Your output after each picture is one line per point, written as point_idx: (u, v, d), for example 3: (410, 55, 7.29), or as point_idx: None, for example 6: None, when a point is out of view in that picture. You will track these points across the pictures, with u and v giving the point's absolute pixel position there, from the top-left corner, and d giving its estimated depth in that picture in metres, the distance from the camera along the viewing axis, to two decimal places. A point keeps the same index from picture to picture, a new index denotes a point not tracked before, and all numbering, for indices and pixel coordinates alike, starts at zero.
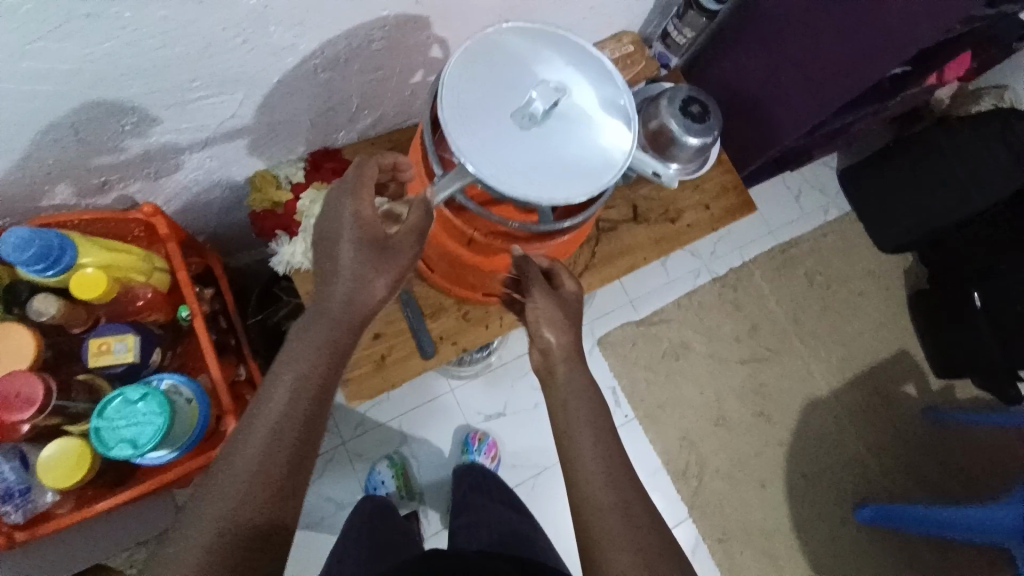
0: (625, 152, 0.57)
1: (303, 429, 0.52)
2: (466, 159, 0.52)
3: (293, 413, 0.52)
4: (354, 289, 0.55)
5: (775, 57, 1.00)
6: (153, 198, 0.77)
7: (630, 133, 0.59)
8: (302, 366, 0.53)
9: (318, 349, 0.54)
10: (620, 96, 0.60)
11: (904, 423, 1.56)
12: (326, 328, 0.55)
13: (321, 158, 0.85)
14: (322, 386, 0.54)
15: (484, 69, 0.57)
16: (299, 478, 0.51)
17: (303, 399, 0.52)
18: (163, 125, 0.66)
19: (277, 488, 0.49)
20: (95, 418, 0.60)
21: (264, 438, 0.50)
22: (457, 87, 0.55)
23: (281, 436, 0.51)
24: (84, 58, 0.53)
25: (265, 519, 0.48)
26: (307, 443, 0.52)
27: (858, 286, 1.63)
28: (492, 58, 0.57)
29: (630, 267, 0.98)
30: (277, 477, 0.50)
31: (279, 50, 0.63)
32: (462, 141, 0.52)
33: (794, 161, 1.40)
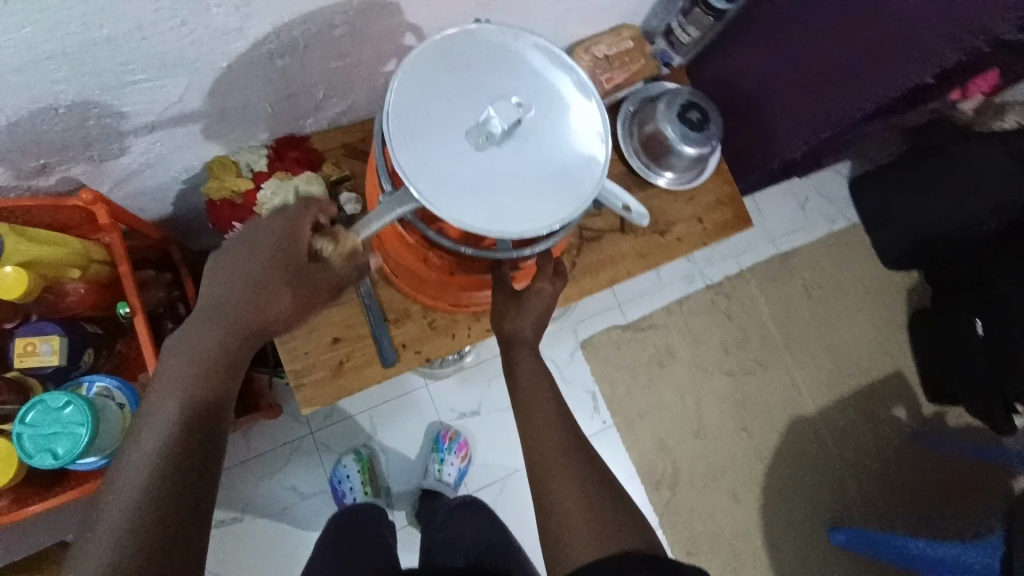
0: (592, 182, 0.52)
1: (187, 455, 0.48)
2: (408, 186, 0.48)
3: (167, 440, 0.47)
4: (285, 310, 0.51)
5: (784, 59, 0.92)
6: (97, 183, 0.71)
7: (599, 159, 0.53)
8: (178, 387, 0.49)
9: (194, 371, 0.49)
10: (596, 116, 0.54)
11: (888, 446, 1.53)
12: (208, 352, 0.50)
13: (285, 147, 0.80)
14: (205, 407, 0.49)
15: (442, 75, 0.51)
16: (192, 507, 0.47)
17: (211, 373, 0.50)
18: (100, 107, 0.60)
19: (162, 521, 0.45)
20: (15, 425, 0.57)
21: (139, 470, 0.46)
22: (408, 95, 0.50)
23: (160, 465, 0.47)
24: (0, 42, 0.47)
25: (155, 555, 0.44)
26: (194, 468, 0.48)
27: (857, 302, 1.57)
28: (452, 63, 0.52)
29: (612, 280, 0.92)
30: (160, 509, 0.45)
31: (226, 33, 0.57)
32: (405, 159, 0.48)
33: (802, 170, 1.33)
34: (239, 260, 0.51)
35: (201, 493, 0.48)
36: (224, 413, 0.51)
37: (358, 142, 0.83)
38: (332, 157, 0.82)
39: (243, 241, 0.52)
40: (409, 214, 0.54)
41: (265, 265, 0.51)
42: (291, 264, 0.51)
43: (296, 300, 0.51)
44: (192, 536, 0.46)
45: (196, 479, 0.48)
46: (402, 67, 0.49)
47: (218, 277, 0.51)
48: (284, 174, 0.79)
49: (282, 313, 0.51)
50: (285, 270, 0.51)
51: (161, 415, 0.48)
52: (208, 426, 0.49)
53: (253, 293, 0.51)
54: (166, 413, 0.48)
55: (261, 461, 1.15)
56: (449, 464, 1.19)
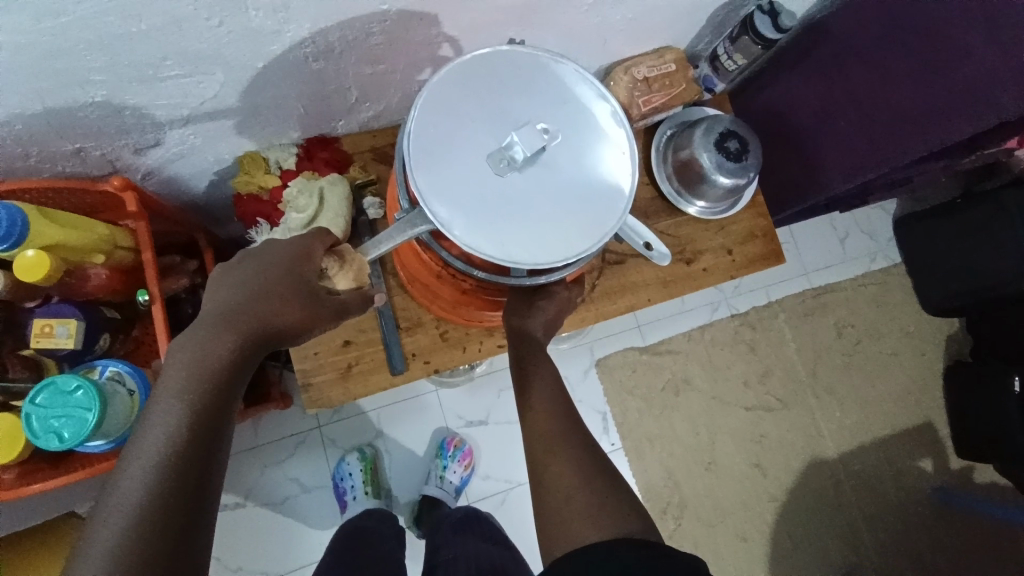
0: (615, 216, 0.50)
1: (195, 453, 0.46)
2: (424, 207, 0.47)
3: (175, 438, 0.45)
4: (289, 317, 0.52)
5: (838, 95, 0.89)
6: (131, 170, 0.73)
7: (625, 191, 0.51)
8: (190, 382, 0.47)
9: (197, 373, 0.47)
10: (625, 146, 0.52)
11: (910, 500, 1.46)
12: (217, 353, 0.48)
13: (315, 147, 0.81)
14: (214, 405, 0.47)
15: (469, 96, 0.50)
16: (198, 509, 0.45)
17: (214, 383, 0.48)
18: (136, 99, 0.61)
19: (168, 521, 0.43)
20: (26, 405, 0.57)
21: (146, 467, 0.44)
22: (432, 115, 0.49)
23: (169, 464, 0.44)
24: (40, 31, 0.48)
25: (159, 561, 0.42)
26: (202, 467, 0.46)
27: (890, 345, 1.50)
28: (480, 84, 0.51)
29: (631, 306, 0.90)
30: (165, 511, 0.43)
31: (263, 35, 0.57)
32: (423, 180, 0.47)
33: (844, 204, 1.27)
34: (253, 269, 0.52)
35: (207, 494, 0.46)
36: (231, 412, 0.49)
37: (388, 147, 0.84)
38: (361, 160, 0.83)
39: (256, 256, 0.54)
40: (424, 233, 0.53)
41: (277, 277, 0.52)
42: (301, 281, 0.53)
43: (302, 314, 0.52)
44: (197, 539, 0.44)
45: (202, 482, 0.46)
46: (429, 87, 0.49)
47: (237, 277, 0.52)
48: (312, 173, 0.80)
49: (288, 319, 0.52)
50: (295, 284, 0.52)
51: (169, 410, 0.46)
52: (218, 425, 0.48)
53: (262, 299, 0.51)
54: (174, 412, 0.46)
55: (268, 450, 1.17)
56: (452, 472, 1.19)
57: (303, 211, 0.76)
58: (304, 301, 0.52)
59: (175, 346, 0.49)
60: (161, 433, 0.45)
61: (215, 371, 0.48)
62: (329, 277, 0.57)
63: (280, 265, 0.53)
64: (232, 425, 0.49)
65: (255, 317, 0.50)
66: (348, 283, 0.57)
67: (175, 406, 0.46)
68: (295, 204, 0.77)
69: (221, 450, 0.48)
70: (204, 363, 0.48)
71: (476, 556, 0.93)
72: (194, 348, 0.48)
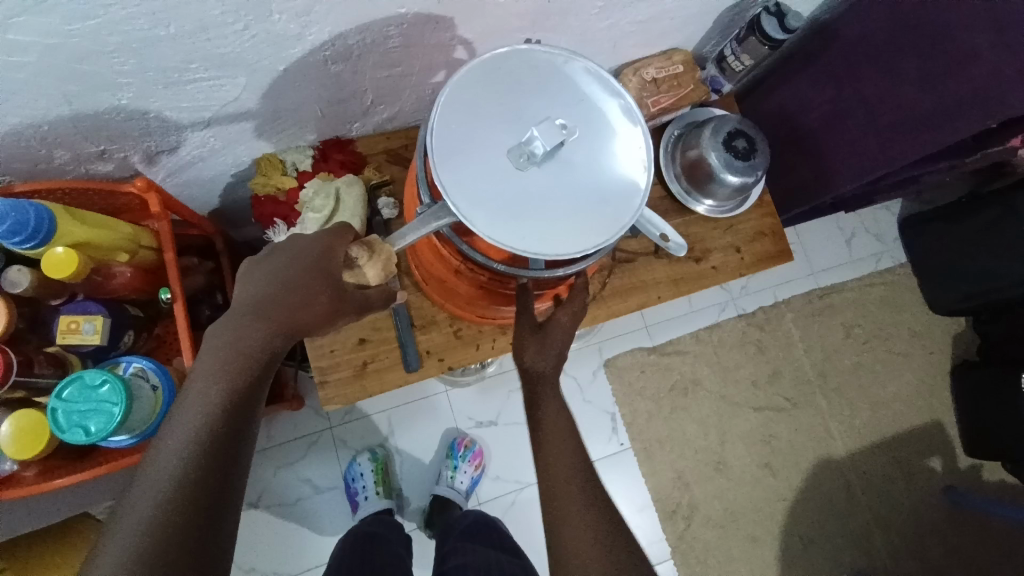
0: (632, 209, 0.51)
1: (229, 429, 0.48)
2: (448, 201, 0.48)
3: (200, 435, 0.47)
4: (317, 309, 0.52)
5: (847, 96, 0.91)
6: (152, 170, 0.74)
7: (642, 184, 0.52)
8: (221, 374, 0.49)
9: (232, 355, 0.50)
10: (641, 140, 0.53)
11: (920, 500, 1.46)
12: (252, 339, 0.50)
13: (331, 149, 0.82)
14: (247, 387, 0.50)
15: (489, 94, 0.52)
16: (229, 483, 0.47)
17: (247, 366, 0.50)
18: (159, 102, 0.63)
19: (190, 515, 0.44)
20: (53, 399, 0.59)
21: (171, 463, 0.46)
22: (453, 112, 0.50)
23: (202, 440, 0.47)
24: (69, 33, 0.50)
25: (192, 527, 0.44)
26: (224, 465, 0.47)
27: (898, 346, 1.51)
28: (499, 82, 0.52)
29: (641, 304, 0.91)
30: (200, 481, 0.46)
31: (285, 39, 0.59)
32: (446, 174, 0.48)
33: (851, 203, 1.28)
34: (284, 260, 0.53)
35: (233, 481, 0.48)
36: (261, 397, 0.51)
37: (402, 148, 0.85)
38: (374, 161, 0.84)
39: (285, 248, 0.55)
40: (445, 227, 0.55)
41: (304, 269, 0.53)
42: (329, 272, 0.53)
43: (329, 305, 0.53)
44: (219, 535, 0.46)
45: (233, 458, 0.48)
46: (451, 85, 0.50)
47: (264, 270, 0.54)
48: (327, 175, 0.81)
49: (317, 310, 0.52)
50: (322, 273, 0.53)
51: (195, 408, 0.48)
52: (242, 423, 0.49)
53: (291, 293, 0.52)
54: (212, 390, 0.49)
55: (282, 450, 1.18)
56: (463, 473, 1.19)
57: (319, 212, 0.77)
58: (331, 290, 0.53)
59: (212, 330, 0.51)
60: (187, 431, 0.47)
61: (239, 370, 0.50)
62: (358, 267, 0.56)
63: (307, 258, 0.53)
64: (258, 421, 0.51)
65: (283, 308, 0.51)
66: (376, 274, 0.56)
67: (202, 403, 0.48)
68: (311, 205, 0.78)
69: (245, 448, 0.50)
70: (229, 363, 0.50)
71: (487, 560, 0.93)
72: (220, 348, 0.50)
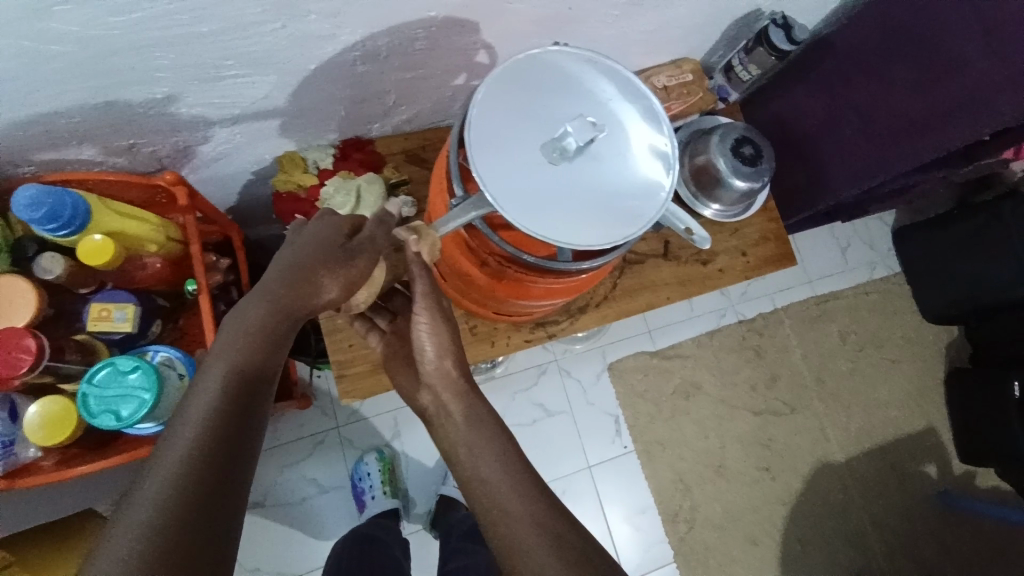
0: (659, 203, 0.54)
1: (238, 410, 0.45)
2: (485, 191, 0.50)
3: (212, 421, 0.44)
4: (331, 295, 0.52)
5: (842, 104, 0.95)
6: (179, 165, 0.76)
7: (668, 180, 0.55)
8: (230, 353, 0.47)
9: (243, 337, 0.48)
10: (667, 140, 0.56)
11: (915, 504, 1.48)
12: (259, 318, 0.48)
13: (350, 149, 0.85)
14: (258, 366, 0.47)
15: (522, 91, 0.54)
16: (240, 465, 0.44)
17: (256, 345, 0.48)
18: (192, 97, 0.64)
19: (196, 505, 0.41)
20: (84, 384, 0.59)
21: (173, 453, 0.42)
22: (489, 107, 0.53)
23: (212, 418, 0.44)
24: (113, 25, 0.51)
25: (199, 507, 0.41)
26: (237, 453, 0.44)
27: (892, 352, 1.54)
28: (531, 81, 0.55)
29: (650, 304, 0.93)
30: (211, 458, 0.43)
31: (318, 39, 0.61)
32: (483, 165, 0.51)
33: (847, 212, 1.32)
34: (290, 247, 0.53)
35: (245, 461, 0.45)
36: (271, 380, 0.49)
37: (419, 149, 0.88)
38: (393, 161, 0.86)
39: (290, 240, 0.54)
40: (477, 220, 0.57)
41: (310, 253, 0.52)
42: (337, 244, 0.53)
43: (342, 293, 0.53)
44: (227, 521, 0.42)
45: (244, 439, 0.45)
46: (487, 81, 0.53)
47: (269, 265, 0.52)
48: (347, 173, 0.83)
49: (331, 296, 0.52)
50: (333, 259, 0.52)
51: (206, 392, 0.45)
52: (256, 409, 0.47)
53: (293, 281, 0.50)
54: (223, 368, 0.46)
55: (287, 450, 1.18)
56: None
57: (342, 208, 0.79)
58: (344, 277, 0.53)
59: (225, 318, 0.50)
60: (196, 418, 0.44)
61: (255, 354, 0.48)
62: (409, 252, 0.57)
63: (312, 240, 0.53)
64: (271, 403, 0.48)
65: (287, 288, 0.49)
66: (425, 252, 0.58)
67: (216, 387, 0.45)
68: (332, 202, 0.80)
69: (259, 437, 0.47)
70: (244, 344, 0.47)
71: None
72: (235, 331, 0.48)
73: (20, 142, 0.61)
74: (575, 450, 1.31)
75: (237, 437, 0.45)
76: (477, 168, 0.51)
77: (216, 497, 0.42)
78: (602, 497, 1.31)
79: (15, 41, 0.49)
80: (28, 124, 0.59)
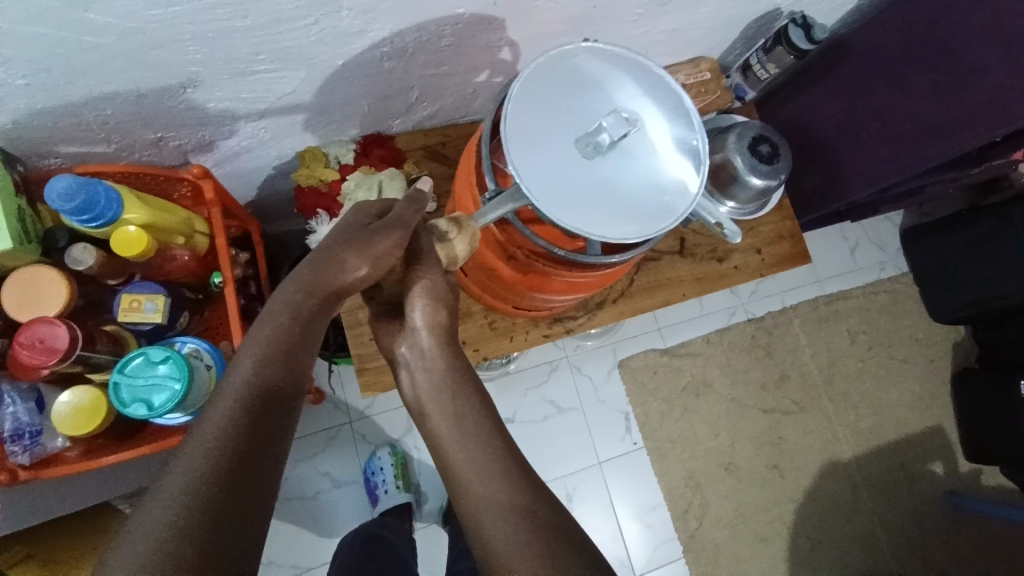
0: (692, 196, 0.54)
1: (264, 413, 0.46)
2: (521, 184, 0.51)
3: (231, 429, 0.44)
4: (360, 273, 0.52)
5: (860, 105, 0.95)
6: (204, 159, 0.76)
7: (700, 175, 0.55)
8: (259, 356, 0.47)
9: (272, 341, 0.48)
10: (698, 136, 0.57)
11: (923, 503, 1.49)
12: (287, 319, 0.49)
13: (371, 144, 0.85)
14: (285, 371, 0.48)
15: (556, 86, 0.55)
16: (265, 468, 0.45)
17: (281, 345, 0.48)
18: (222, 91, 0.64)
19: (221, 507, 0.42)
20: (116, 372, 0.60)
21: (200, 454, 0.43)
22: (524, 102, 0.54)
23: (238, 420, 0.45)
24: (150, 18, 0.51)
25: (222, 509, 0.42)
26: (255, 464, 0.44)
27: (900, 352, 1.55)
28: (566, 77, 0.56)
29: (667, 301, 0.93)
30: (236, 461, 0.43)
31: (348, 34, 0.61)
32: (519, 159, 0.51)
33: (858, 212, 1.33)
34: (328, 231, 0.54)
35: (271, 464, 0.45)
36: (298, 383, 0.49)
37: (439, 145, 0.88)
38: (413, 157, 0.87)
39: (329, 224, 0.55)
40: (509, 214, 0.57)
41: (341, 237, 0.53)
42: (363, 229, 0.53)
43: (373, 269, 0.52)
44: (252, 521, 0.43)
45: (270, 442, 0.46)
46: (522, 76, 0.54)
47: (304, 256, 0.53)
48: (369, 168, 0.84)
49: (359, 271, 0.51)
50: (359, 237, 0.52)
51: (228, 399, 0.45)
52: (278, 420, 0.47)
53: (322, 265, 0.51)
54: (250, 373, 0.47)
55: (301, 445, 1.18)
56: None
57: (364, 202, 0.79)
58: (370, 251, 0.51)
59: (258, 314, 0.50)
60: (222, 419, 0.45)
61: (283, 354, 0.48)
62: (448, 242, 0.55)
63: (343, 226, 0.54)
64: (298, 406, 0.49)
65: (316, 273, 0.51)
66: (464, 244, 0.55)
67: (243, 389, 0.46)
68: (354, 196, 0.81)
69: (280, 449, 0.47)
70: (267, 351, 0.48)
71: None
72: (264, 328, 0.49)
73: (50, 134, 0.62)
74: (586, 447, 1.32)
75: (261, 441, 0.45)
76: (512, 162, 0.51)
77: (241, 500, 0.43)
78: (613, 494, 1.32)
79: (55, 30, 0.49)
80: (58, 115, 0.60)
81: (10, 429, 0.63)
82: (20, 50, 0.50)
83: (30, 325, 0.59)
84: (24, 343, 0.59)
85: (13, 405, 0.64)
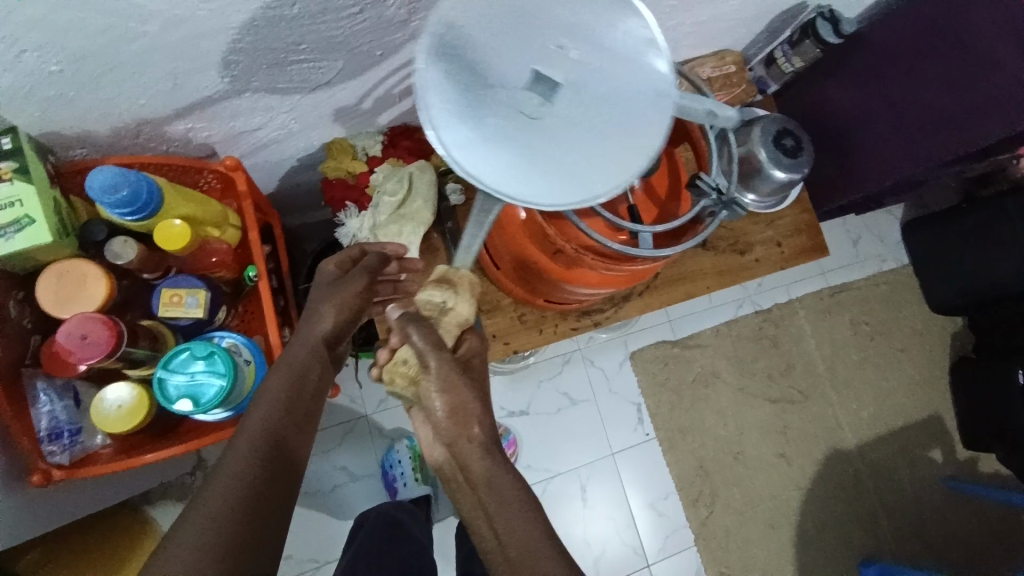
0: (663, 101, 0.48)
1: (285, 445, 0.51)
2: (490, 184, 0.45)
3: (252, 459, 0.48)
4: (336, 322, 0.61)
5: (876, 96, 0.96)
6: (233, 150, 0.75)
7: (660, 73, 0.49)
8: (277, 395, 0.53)
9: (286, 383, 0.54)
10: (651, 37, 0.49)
11: (923, 488, 1.53)
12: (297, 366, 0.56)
13: (398, 136, 0.84)
14: (300, 409, 0.54)
15: (465, 53, 0.46)
16: (286, 493, 0.49)
17: (294, 390, 0.55)
18: (259, 82, 0.63)
19: (249, 526, 0.45)
20: (160, 369, 0.62)
21: (231, 476, 0.47)
22: (442, 75, 0.46)
23: (262, 448, 0.50)
24: (198, 7, 0.50)
25: (251, 527, 0.45)
26: (275, 492, 0.48)
27: (901, 342, 1.58)
28: (469, 36, 0.46)
29: (690, 294, 0.94)
30: (264, 486, 0.48)
31: (390, 24, 0.60)
32: (472, 157, 0.45)
33: (866, 205, 1.35)
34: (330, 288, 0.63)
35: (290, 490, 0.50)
36: (308, 421, 0.55)
37: None
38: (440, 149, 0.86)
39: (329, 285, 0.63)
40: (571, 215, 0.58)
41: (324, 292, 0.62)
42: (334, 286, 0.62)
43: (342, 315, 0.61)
44: (271, 540, 0.47)
45: (289, 471, 0.50)
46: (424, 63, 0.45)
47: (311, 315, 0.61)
48: (397, 160, 0.83)
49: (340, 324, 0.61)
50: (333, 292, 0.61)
51: (252, 430, 0.50)
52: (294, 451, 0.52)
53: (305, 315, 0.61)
54: (272, 409, 0.52)
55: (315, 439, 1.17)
56: None
57: (393, 195, 0.80)
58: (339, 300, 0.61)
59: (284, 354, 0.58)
60: (246, 446, 0.49)
61: (297, 394, 0.55)
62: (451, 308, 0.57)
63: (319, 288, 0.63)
64: (308, 443, 0.54)
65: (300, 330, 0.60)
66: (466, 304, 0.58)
67: (266, 423, 0.51)
68: (383, 189, 0.80)
69: (295, 481, 0.51)
70: (281, 394, 0.54)
71: None
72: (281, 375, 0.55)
73: (83, 124, 0.60)
74: (599, 437, 1.33)
75: (280, 469, 0.50)
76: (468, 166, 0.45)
77: (265, 520, 0.46)
78: (626, 483, 1.33)
79: (100, 16, 0.48)
80: (91, 105, 0.58)
81: (48, 428, 0.64)
82: (61, 36, 0.48)
83: (70, 322, 0.58)
84: (67, 340, 0.58)
85: (50, 404, 0.64)
